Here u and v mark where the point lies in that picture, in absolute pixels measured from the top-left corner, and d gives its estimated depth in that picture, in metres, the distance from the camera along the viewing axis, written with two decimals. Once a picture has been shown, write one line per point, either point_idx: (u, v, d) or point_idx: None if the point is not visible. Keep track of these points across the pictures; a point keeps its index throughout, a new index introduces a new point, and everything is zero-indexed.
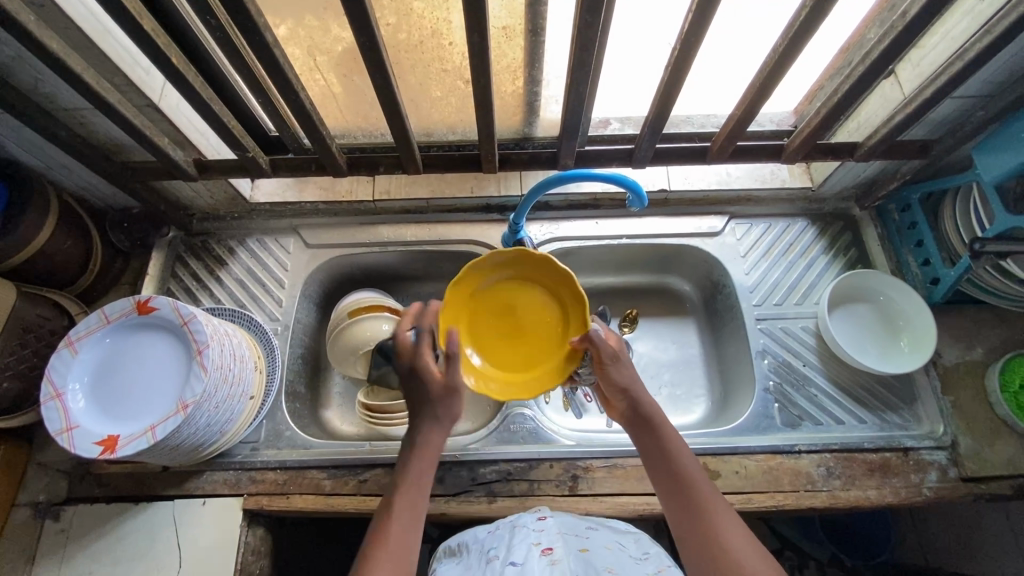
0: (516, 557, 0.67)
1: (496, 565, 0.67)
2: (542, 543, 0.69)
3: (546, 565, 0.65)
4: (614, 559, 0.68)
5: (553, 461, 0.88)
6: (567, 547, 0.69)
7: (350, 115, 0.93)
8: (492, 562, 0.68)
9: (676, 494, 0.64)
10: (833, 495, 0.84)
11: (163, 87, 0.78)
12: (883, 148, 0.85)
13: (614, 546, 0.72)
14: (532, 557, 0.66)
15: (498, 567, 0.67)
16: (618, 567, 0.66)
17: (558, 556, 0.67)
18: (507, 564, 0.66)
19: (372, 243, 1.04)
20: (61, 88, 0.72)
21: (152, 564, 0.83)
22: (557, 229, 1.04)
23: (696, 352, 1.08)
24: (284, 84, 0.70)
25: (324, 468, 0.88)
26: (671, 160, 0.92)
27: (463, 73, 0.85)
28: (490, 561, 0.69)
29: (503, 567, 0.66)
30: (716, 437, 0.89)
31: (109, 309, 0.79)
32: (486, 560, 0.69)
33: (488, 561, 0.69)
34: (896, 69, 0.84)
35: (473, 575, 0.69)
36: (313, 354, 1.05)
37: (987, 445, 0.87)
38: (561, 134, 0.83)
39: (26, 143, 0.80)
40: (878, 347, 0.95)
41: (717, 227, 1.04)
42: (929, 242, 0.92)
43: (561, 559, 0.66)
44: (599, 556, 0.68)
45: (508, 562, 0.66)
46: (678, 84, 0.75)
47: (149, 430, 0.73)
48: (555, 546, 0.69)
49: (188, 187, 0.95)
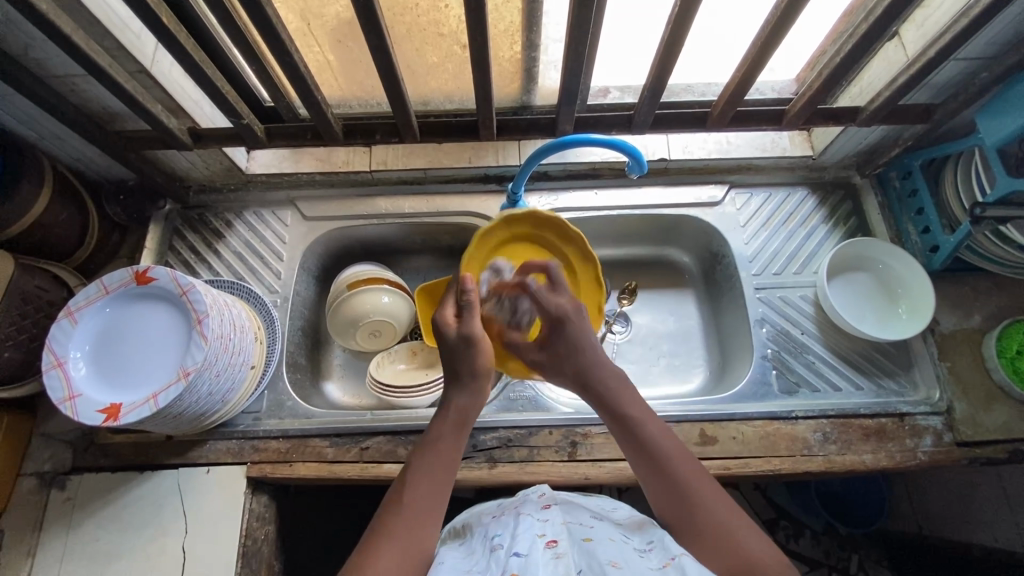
0: (518, 548, 0.56)
1: (497, 555, 0.57)
2: (547, 535, 0.59)
3: (549, 559, 0.54)
4: (622, 554, 0.56)
5: (553, 428, 0.89)
6: (570, 538, 0.59)
7: (346, 83, 0.92)
8: (495, 551, 0.58)
9: (656, 476, 0.63)
10: (829, 459, 0.85)
11: (154, 53, 0.77)
12: (886, 112, 0.84)
13: (619, 538, 0.60)
14: (535, 549, 0.55)
15: (499, 557, 0.56)
16: (624, 560, 0.55)
17: (563, 548, 0.56)
18: (509, 555, 0.55)
19: (370, 215, 1.03)
20: (51, 54, 0.71)
21: (158, 530, 0.84)
22: (556, 199, 1.03)
23: (694, 322, 1.09)
24: (279, 47, 0.69)
25: (326, 436, 0.89)
26: (671, 127, 0.91)
27: (460, 37, 0.84)
28: (492, 549, 0.59)
29: (504, 560, 0.54)
30: (714, 404, 0.90)
31: (107, 279, 0.79)
32: (488, 548, 0.60)
33: (491, 550, 0.59)
34: (901, 31, 0.82)
35: (474, 563, 0.59)
36: (312, 327, 1.05)
37: (982, 409, 0.87)
38: (559, 99, 0.82)
39: (17, 111, 0.79)
40: (876, 315, 0.95)
41: (717, 196, 1.03)
42: (930, 209, 0.92)
43: (566, 552, 0.55)
44: (607, 548, 0.57)
45: (511, 553, 0.55)
46: (677, 47, 0.74)
47: (152, 398, 0.73)
48: (560, 538, 0.58)
49: (183, 158, 0.95)
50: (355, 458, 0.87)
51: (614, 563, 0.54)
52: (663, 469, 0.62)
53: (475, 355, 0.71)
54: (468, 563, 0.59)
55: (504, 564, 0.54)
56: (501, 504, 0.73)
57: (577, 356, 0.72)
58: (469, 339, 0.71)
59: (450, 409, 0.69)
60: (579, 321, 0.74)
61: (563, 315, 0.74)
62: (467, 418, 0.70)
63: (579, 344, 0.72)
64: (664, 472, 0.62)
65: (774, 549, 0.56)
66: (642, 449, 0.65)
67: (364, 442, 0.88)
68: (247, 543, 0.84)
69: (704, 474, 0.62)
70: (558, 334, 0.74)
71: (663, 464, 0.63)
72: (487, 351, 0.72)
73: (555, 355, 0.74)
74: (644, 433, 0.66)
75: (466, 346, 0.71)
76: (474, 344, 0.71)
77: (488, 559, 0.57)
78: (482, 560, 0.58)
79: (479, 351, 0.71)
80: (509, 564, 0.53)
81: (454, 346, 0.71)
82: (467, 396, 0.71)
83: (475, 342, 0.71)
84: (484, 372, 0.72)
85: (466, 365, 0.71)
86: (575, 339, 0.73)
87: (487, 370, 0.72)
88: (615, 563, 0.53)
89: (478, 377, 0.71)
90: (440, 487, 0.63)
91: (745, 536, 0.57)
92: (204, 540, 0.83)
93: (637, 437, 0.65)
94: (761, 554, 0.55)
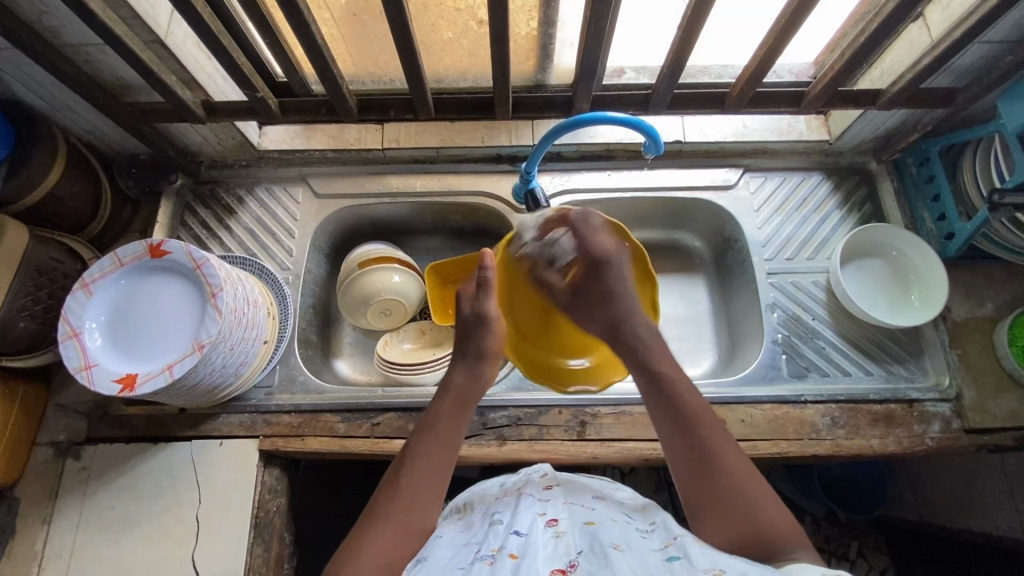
0: (520, 527, 0.57)
1: (497, 530, 0.58)
2: (547, 514, 0.60)
3: (550, 538, 0.55)
4: (621, 533, 0.56)
5: (562, 407, 0.89)
6: (572, 518, 0.59)
7: (359, 59, 0.90)
8: (494, 525, 0.59)
9: (679, 434, 0.62)
10: (837, 443, 0.86)
11: (169, 23, 0.76)
12: (908, 95, 0.83)
13: (621, 519, 0.61)
14: (537, 527, 0.57)
15: (499, 533, 0.57)
16: (626, 542, 0.54)
17: (563, 528, 0.57)
18: (510, 533, 0.56)
19: (381, 194, 1.03)
20: (65, 21, 0.70)
21: (172, 500, 0.85)
22: (568, 181, 1.02)
23: (704, 307, 1.09)
24: (295, 16, 0.68)
25: (337, 412, 0.90)
26: (689, 108, 0.90)
27: (476, 12, 0.83)
28: (493, 524, 0.60)
29: (504, 537, 0.56)
30: (723, 387, 0.90)
31: (122, 252, 0.79)
32: (488, 523, 0.61)
33: (490, 525, 0.60)
34: (926, 12, 0.81)
35: (473, 538, 0.60)
36: (323, 304, 1.05)
37: (991, 397, 0.88)
38: (577, 77, 0.81)
39: (30, 80, 0.79)
40: (889, 301, 0.95)
41: (731, 180, 1.02)
42: (946, 195, 0.91)
43: (567, 531, 0.56)
44: (609, 528, 0.57)
45: (512, 531, 0.56)
46: (698, 26, 0.73)
47: (167, 369, 0.74)
48: (561, 517, 0.59)
49: (196, 131, 0.94)
50: (366, 433, 0.88)
51: (615, 544, 0.53)
52: (690, 431, 0.62)
53: (486, 335, 0.74)
54: (467, 538, 0.60)
55: (503, 541, 0.55)
56: (504, 483, 0.73)
57: (611, 303, 0.74)
58: (482, 317, 0.75)
59: (450, 389, 0.70)
60: (616, 266, 0.75)
61: (603, 258, 0.76)
62: (471, 398, 0.71)
63: (612, 291, 0.74)
64: (691, 433, 0.62)
65: (789, 518, 0.57)
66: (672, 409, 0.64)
67: (375, 418, 0.89)
68: (259, 515, 0.85)
69: (729, 440, 0.62)
70: (593, 279, 0.76)
71: (690, 424, 0.62)
72: (497, 332, 0.76)
73: (591, 300, 0.76)
74: (676, 389, 0.65)
75: (478, 324, 0.75)
76: (485, 323, 0.75)
77: (487, 533, 0.58)
78: (480, 533, 0.60)
79: (489, 330, 0.75)
80: (508, 543, 0.54)
81: (469, 323, 0.75)
82: (470, 377, 0.72)
83: (488, 320, 0.75)
84: (489, 355, 0.74)
85: (474, 344, 0.74)
86: (608, 284, 0.75)
87: (493, 353, 0.75)
88: (617, 545, 0.53)
89: (484, 359, 0.74)
90: (441, 471, 0.63)
91: (767, 508, 0.57)
92: (217, 511, 0.84)
93: (665, 395, 0.65)
94: (777, 523, 0.56)
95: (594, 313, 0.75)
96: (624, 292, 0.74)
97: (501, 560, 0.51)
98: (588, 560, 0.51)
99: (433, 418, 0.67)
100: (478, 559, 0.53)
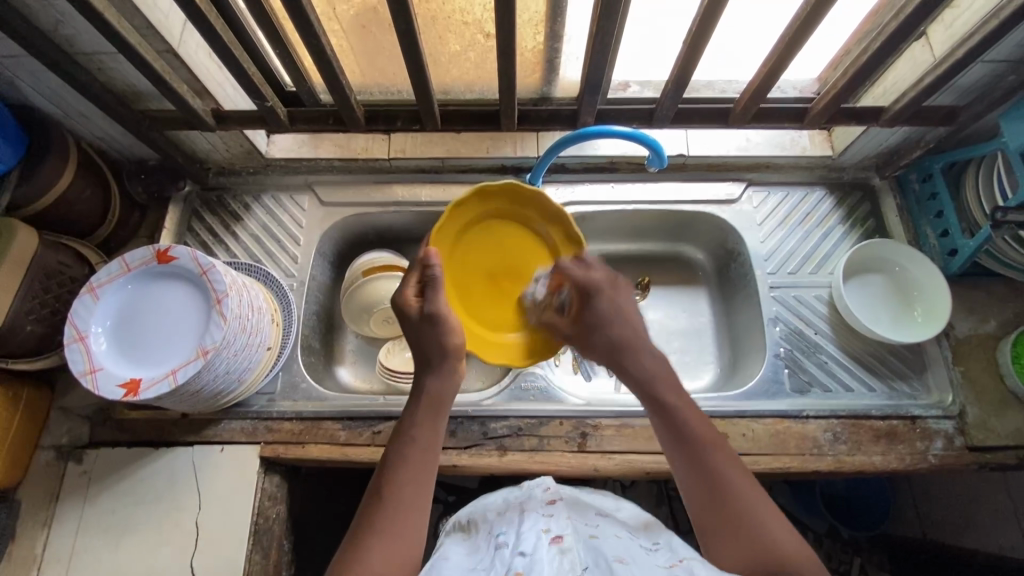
0: (525, 546, 0.56)
1: (503, 554, 0.57)
2: (551, 531, 0.58)
3: (555, 556, 0.54)
4: (626, 549, 0.56)
5: (563, 418, 0.89)
6: (576, 535, 0.59)
7: (368, 70, 0.91)
8: (500, 548, 0.58)
9: (687, 457, 0.61)
10: (839, 459, 0.85)
11: (182, 33, 0.78)
12: (910, 112, 0.84)
13: (625, 536, 0.60)
14: (541, 546, 0.56)
15: (505, 556, 0.56)
16: (630, 555, 0.55)
17: (568, 544, 0.56)
18: (515, 554, 0.55)
19: (387, 203, 1.04)
20: (81, 31, 0.72)
21: (173, 505, 0.85)
22: (573, 192, 1.03)
23: (707, 319, 1.09)
24: (305, 28, 0.69)
25: (339, 419, 0.90)
26: (693, 122, 0.91)
27: (484, 26, 0.84)
28: (498, 547, 0.59)
29: (510, 559, 0.54)
30: (725, 401, 0.90)
31: (129, 257, 0.80)
32: (494, 547, 0.60)
33: (496, 549, 0.59)
34: (928, 31, 0.81)
35: (480, 561, 0.59)
36: (326, 312, 1.06)
37: (994, 415, 0.87)
38: (582, 91, 0.82)
39: (45, 87, 0.80)
40: (892, 317, 0.95)
41: (735, 194, 1.03)
42: (949, 212, 0.91)
43: (571, 547, 0.55)
44: (612, 544, 0.57)
45: (517, 552, 0.55)
46: (702, 46, 0.74)
47: (171, 374, 0.74)
48: (565, 533, 0.58)
49: (205, 139, 0.95)
50: (367, 441, 0.88)
51: (620, 559, 0.54)
52: (697, 455, 0.61)
53: (443, 332, 0.68)
54: (473, 562, 0.60)
55: (508, 564, 0.54)
56: (508, 497, 0.72)
57: (605, 330, 0.69)
58: (433, 316, 0.69)
59: (423, 396, 0.66)
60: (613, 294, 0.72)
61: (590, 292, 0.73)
62: (445, 399, 0.67)
63: (607, 318, 0.70)
64: (698, 457, 0.61)
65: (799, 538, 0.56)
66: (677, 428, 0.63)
67: (376, 426, 0.89)
68: (259, 522, 0.85)
69: (745, 471, 0.60)
70: (586, 306, 0.72)
71: (697, 448, 0.61)
72: (453, 326, 0.70)
73: (587, 327, 0.72)
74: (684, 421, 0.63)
75: (432, 322, 0.69)
76: (439, 321, 0.69)
77: (493, 557, 0.58)
78: (487, 558, 0.59)
79: (444, 327, 0.69)
80: (513, 563, 0.54)
81: (420, 326, 0.69)
82: (439, 380, 0.68)
83: (439, 317, 0.69)
84: (453, 351, 0.69)
85: (432, 342, 0.69)
86: (605, 309, 0.71)
87: (457, 348, 0.69)
88: (621, 559, 0.54)
89: (448, 356, 0.69)
90: (422, 480, 0.61)
91: (777, 532, 0.56)
92: (217, 517, 0.84)
93: (675, 427, 0.63)
94: (791, 549, 0.55)
95: (591, 342, 0.71)
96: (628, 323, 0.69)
97: None
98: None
99: (409, 424, 0.65)
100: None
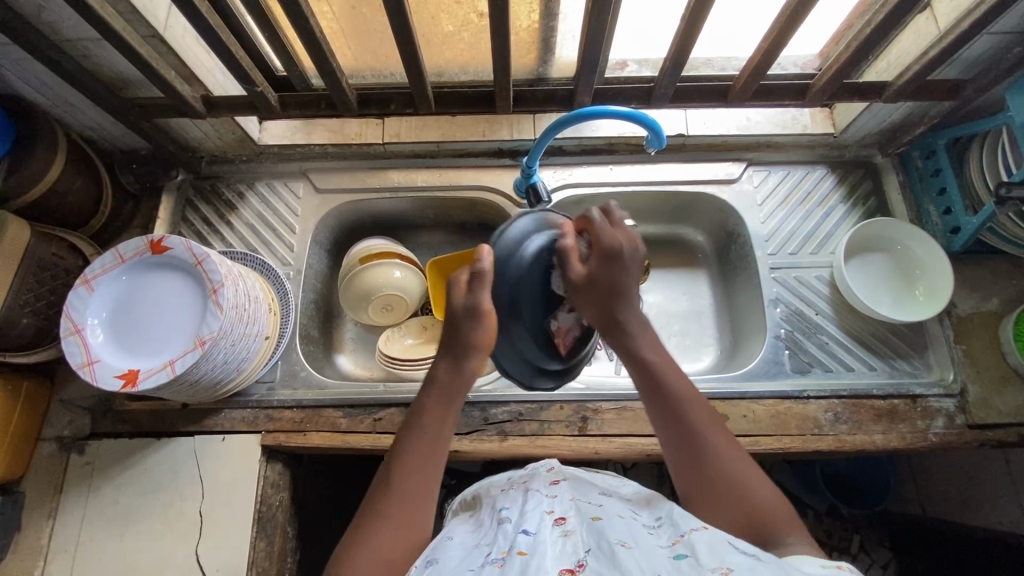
0: (528, 525, 0.56)
1: (506, 530, 0.57)
2: (555, 512, 0.59)
3: (559, 538, 0.54)
4: (628, 530, 0.56)
5: (564, 403, 0.89)
6: (579, 516, 0.59)
7: (361, 54, 0.90)
8: (503, 525, 0.59)
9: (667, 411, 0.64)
10: (839, 439, 0.85)
11: (167, 16, 0.76)
12: (914, 87, 0.82)
13: (628, 515, 0.61)
14: (544, 526, 0.56)
15: (507, 533, 0.56)
16: (633, 539, 0.54)
17: (571, 527, 0.56)
18: (518, 532, 0.56)
19: (383, 189, 1.03)
20: (64, 17, 0.70)
21: (177, 494, 0.86)
22: (570, 175, 1.02)
23: (707, 301, 1.08)
24: (291, 9, 0.67)
25: (339, 407, 0.90)
26: (691, 101, 0.89)
27: (477, 4, 0.82)
28: (501, 523, 0.59)
29: (513, 537, 0.55)
30: (726, 383, 0.90)
31: (123, 248, 0.79)
32: (496, 522, 0.60)
33: (499, 524, 0.59)
34: (933, 3, 0.79)
35: (483, 537, 0.59)
36: (324, 300, 1.05)
37: (996, 392, 0.87)
38: (578, 71, 0.81)
39: (31, 76, 0.79)
40: (893, 296, 0.95)
41: (735, 173, 1.02)
42: (953, 189, 0.90)
43: (574, 530, 0.55)
44: (616, 526, 0.56)
45: (520, 530, 0.56)
46: (698, 25, 0.73)
47: (169, 365, 0.74)
48: (568, 516, 0.58)
49: (195, 126, 0.93)
50: (368, 428, 0.88)
51: (623, 542, 0.53)
52: (677, 413, 0.64)
53: (476, 327, 0.65)
54: (476, 538, 0.60)
55: (511, 541, 0.55)
56: (511, 475, 0.73)
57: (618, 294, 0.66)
58: (474, 310, 0.65)
59: (435, 384, 0.66)
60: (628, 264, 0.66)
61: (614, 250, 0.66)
62: (456, 389, 0.66)
63: (624, 289, 0.66)
64: (682, 424, 0.63)
65: (779, 498, 0.59)
66: (660, 392, 0.65)
67: (377, 413, 0.89)
68: (262, 509, 0.85)
69: (719, 426, 0.64)
70: (608, 269, 0.66)
71: (674, 404, 0.64)
72: (487, 325, 0.66)
73: (603, 287, 0.65)
74: (664, 376, 0.66)
75: (469, 316, 0.65)
76: (478, 317, 0.65)
77: (496, 533, 0.58)
78: (491, 534, 0.59)
79: (484, 323, 0.66)
80: (517, 542, 0.54)
81: (457, 314, 0.66)
82: (452, 367, 0.66)
83: (479, 314, 0.65)
84: (478, 346, 0.66)
85: (462, 337, 0.66)
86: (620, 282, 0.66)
87: (480, 343, 0.66)
88: (625, 542, 0.53)
89: (470, 349, 0.66)
90: (426, 471, 0.62)
91: (755, 489, 0.59)
92: (220, 505, 0.85)
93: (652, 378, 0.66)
94: (773, 510, 0.58)
95: (599, 303, 0.66)
96: (631, 286, 0.67)
97: (511, 560, 0.51)
98: (596, 559, 0.51)
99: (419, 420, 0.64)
100: (489, 562, 0.52)
